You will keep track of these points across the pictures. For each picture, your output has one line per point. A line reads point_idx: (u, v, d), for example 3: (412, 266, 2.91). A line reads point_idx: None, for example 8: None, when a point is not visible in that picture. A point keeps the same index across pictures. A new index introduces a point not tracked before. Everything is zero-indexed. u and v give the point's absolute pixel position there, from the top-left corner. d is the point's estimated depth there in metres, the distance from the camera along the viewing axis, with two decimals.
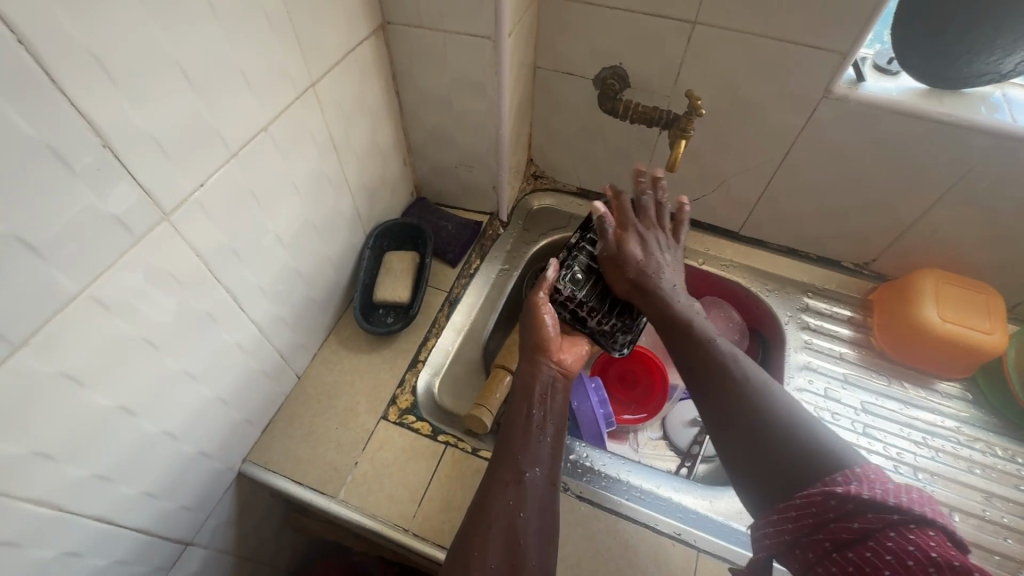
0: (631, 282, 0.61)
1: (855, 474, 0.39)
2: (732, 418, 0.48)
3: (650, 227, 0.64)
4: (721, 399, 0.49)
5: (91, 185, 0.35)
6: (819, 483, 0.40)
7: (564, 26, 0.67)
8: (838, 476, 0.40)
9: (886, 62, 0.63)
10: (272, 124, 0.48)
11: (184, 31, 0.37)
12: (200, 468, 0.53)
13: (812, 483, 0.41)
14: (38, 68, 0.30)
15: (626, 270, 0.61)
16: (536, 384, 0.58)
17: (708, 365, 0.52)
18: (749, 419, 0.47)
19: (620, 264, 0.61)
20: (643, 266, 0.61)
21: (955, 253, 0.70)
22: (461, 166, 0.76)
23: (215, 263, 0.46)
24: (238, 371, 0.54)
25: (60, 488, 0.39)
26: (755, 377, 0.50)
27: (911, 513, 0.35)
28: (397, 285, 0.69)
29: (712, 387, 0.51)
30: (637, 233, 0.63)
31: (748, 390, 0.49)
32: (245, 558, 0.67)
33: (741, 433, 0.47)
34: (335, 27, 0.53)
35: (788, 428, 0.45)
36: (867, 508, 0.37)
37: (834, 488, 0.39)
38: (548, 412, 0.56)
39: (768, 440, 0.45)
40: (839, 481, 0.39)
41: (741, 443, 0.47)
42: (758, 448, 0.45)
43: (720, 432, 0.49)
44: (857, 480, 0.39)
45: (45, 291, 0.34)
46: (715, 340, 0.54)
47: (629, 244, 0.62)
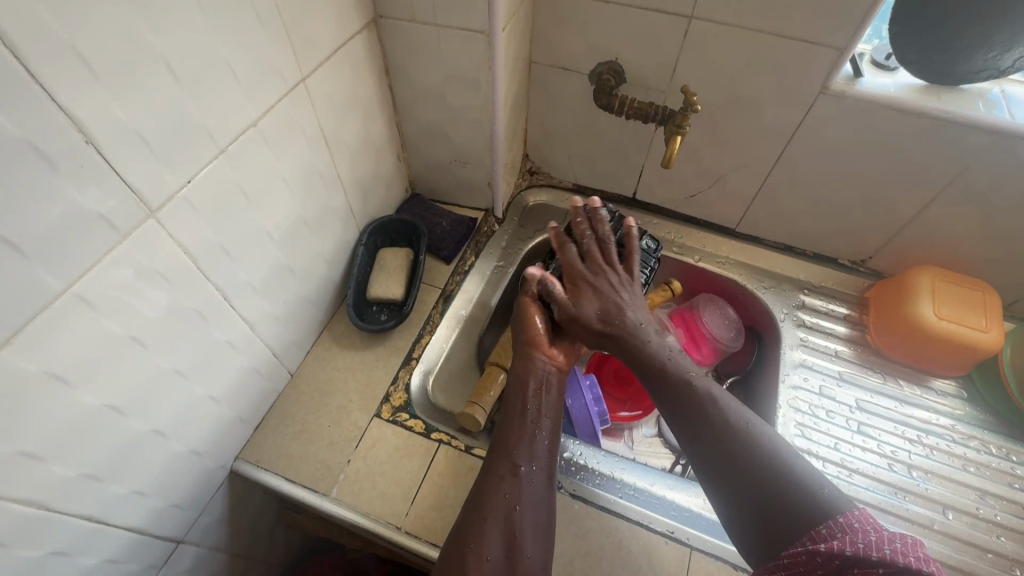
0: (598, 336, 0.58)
1: (841, 525, 0.40)
2: (714, 460, 0.48)
3: (599, 271, 0.61)
4: (706, 441, 0.49)
5: (76, 183, 0.34)
6: (806, 537, 0.40)
7: (559, 20, 0.67)
8: (823, 529, 0.40)
9: (884, 57, 0.62)
10: (262, 120, 0.48)
11: (169, 24, 0.36)
12: (191, 465, 0.52)
13: (801, 537, 0.41)
14: (18, 63, 0.29)
15: (588, 326, 0.58)
16: (532, 377, 0.57)
17: (692, 404, 0.51)
18: (734, 464, 0.46)
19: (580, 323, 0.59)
20: (602, 313, 0.58)
21: (952, 250, 0.69)
22: (456, 162, 0.76)
23: (204, 260, 0.46)
24: (230, 369, 0.53)
25: (47, 488, 0.39)
26: (738, 415, 0.49)
27: (895, 565, 0.35)
28: (390, 282, 0.69)
29: (694, 429, 0.50)
30: (587, 285, 0.60)
31: (731, 430, 0.48)
32: (239, 555, 0.67)
33: (725, 477, 0.47)
34: (326, 20, 0.52)
35: (770, 472, 0.45)
36: (852, 563, 0.37)
37: (819, 545, 0.39)
38: (545, 404, 0.55)
39: (753, 487, 0.45)
40: (825, 535, 0.39)
41: (724, 485, 0.46)
42: (744, 494, 0.45)
43: (705, 477, 0.48)
44: (842, 532, 0.39)
45: (29, 289, 0.33)
46: (694, 381, 0.53)
47: (583, 299, 0.59)
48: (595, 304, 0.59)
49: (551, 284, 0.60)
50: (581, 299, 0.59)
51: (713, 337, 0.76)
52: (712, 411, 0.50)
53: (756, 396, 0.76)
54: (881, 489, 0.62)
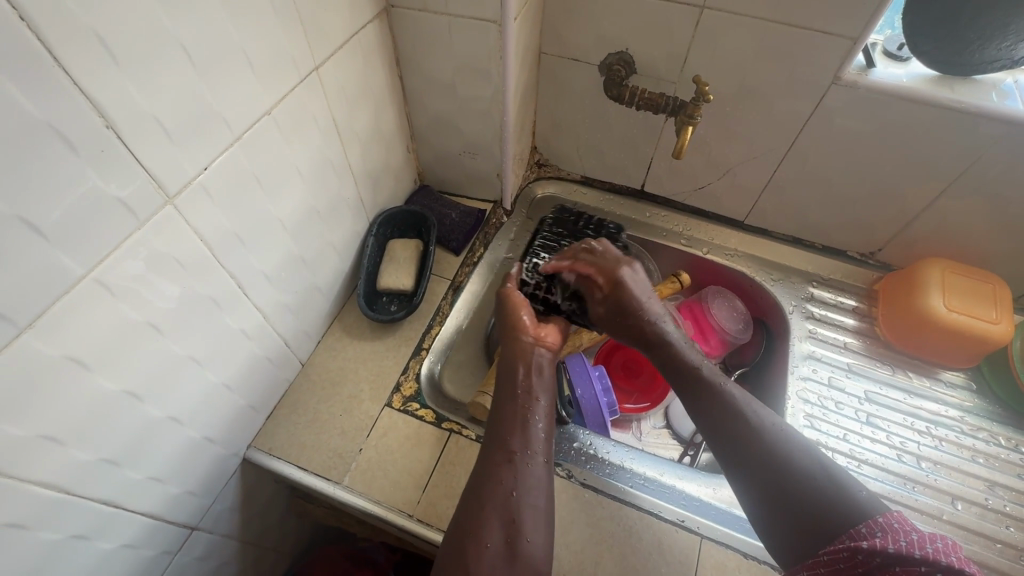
0: (633, 334, 0.58)
1: (879, 523, 0.39)
2: (744, 461, 0.47)
3: (631, 266, 0.61)
4: (734, 442, 0.48)
5: (96, 167, 0.34)
6: (845, 534, 0.40)
7: (570, 11, 0.67)
8: (862, 528, 0.39)
9: (896, 48, 0.62)
10: (276, 108, 0.48)
11: (187, 11, 0.36)
12: (204, 452, 0.53)
13: (839, 535, 0.40)
14: (42, 47, 0.29)
15: (627, 325, 0.58)
16: (521, 361, 0.57)
17: (720, 403, 0.50)
18: (765, 465, 0.46)
19: (620, 321, 0.59)
20: (642, 309, 0.58)
21: (962, 242, 0.69)
22: (465, 153, 0.76)
23: (219, 248, 0.46)
24: (243, 357, 0.54)
25: (67, 472, 0.39)
26: (767, 417, 0.49)
27: (939, 565, 0.35)
28: (400, 273, 0.69)
29: (722, 429, 0.49)
30: (609, 283, 0.60)
31: (762, 432, 0.48)
32: (250, 543, 0.67)
33: (756, 478, 0.46)
34: (339, 8, 0.52)
35: (809, 477, 0.44)
36: (895, 562, 0.36)
37: (860, 542, 0.38)
38: (535, 388, 0.56)
39: (787, 488, 0.44)
40: (863, 533, 0.39)
41: (755, 486, 0.46)
42: (775, 495, 0.44)
43: (734, 478, 0.47)
44: (882, 531, 0.38)
45: (49, 273, 0.34)
46: (725, 384, 0.52)
47: (624, 296, 0.59)
48: (637, 298, 0.58)
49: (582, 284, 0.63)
50: (622, 295, 0.59)
51: (722, 328, 0.76)
52: (741, 412, 0.49)
53: (764, 388, 0.76)
54: (890, 479, 0.62)
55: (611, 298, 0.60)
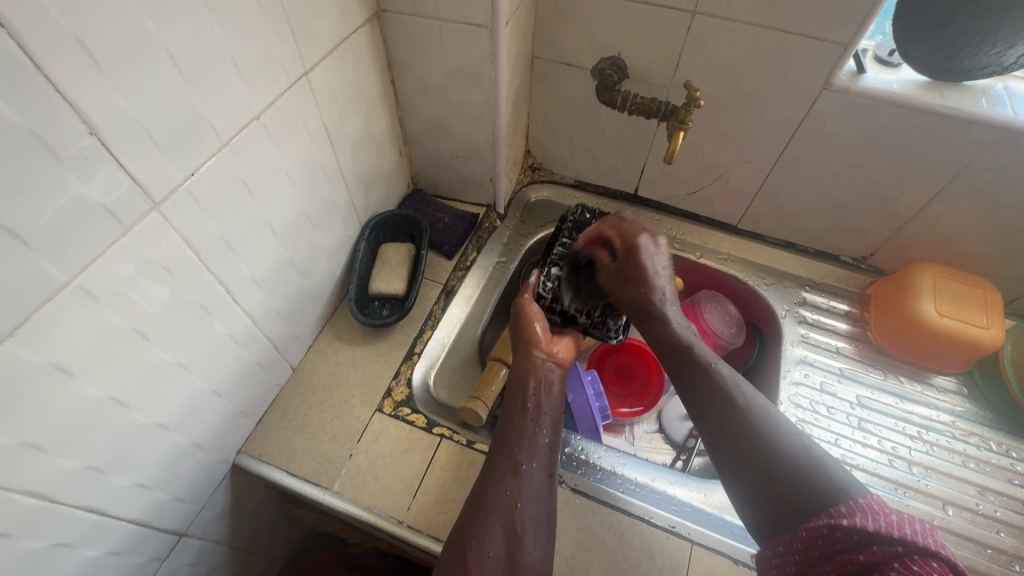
0: (633, 305, 0.58)
1: (860, 504, 0.39)
2: (727, 437, 0.46)
3: (650, 237, 0.61)
4: (723, 432, 0.47)
5: (79, 174, 0.34)
6: (824, 513, 0.39)
7: (562, 16, 0.67)
8: (842, 507, 0.39)
9: (887, 54, 0.61)
10: (265, 113, 0.48)
11: (172, 16, 0.36)
12: (193, 458, 0.52)
13: (819, 513, 0.40)
14: (24, 54, 0.29)
15: (630, 288, 0.58)
16: (531, 375, 0.58)
17: (711, 391, 0.49)
18: (754, 452, 0.45)
19: (627, 287, 0.59)
20: (645, 276, 0.58)
21: (954, 247, 0.70)
22: (458, 157, 0.76)
23: (207, 253, 0.46)
24: (231, 362, 0.53)
25: (51, 480, 0.39)
26: (755, 400, 0.48)
27: (916, 546, 0.35)
28: (392, 277, 0.69)
29: (716, 420, 0.48)
30: (626, 250, 0.60)
31: (749, 413, 0.47)
32: (239, 549, 0.67)
33: (745, 465, 0.45)
34: (328, 13, 0.52)
35: (793, 457, 0.43)
36: (872, 540, 0.36)
37: (839, 520, 0.38)
38: (545, 403, 0.56)
39: (775, 474, 0.43)
40: (843, 512, 0.39)
41: (745, 475, 0.45)
42: (762, 482, 0.43)
43: (724, 467, 0.46)
44: (861, 510, 0.38)
45: (34, 281, 0.33)
46: (715, 364, 0.51)
47: (632, 260, 0.59)
48: (644, 264, 0.58)
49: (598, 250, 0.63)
50: (630, 259, 0.59)
51: (715, 332, 0.76)
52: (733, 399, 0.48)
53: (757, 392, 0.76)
54: (882, 485, 0.62)
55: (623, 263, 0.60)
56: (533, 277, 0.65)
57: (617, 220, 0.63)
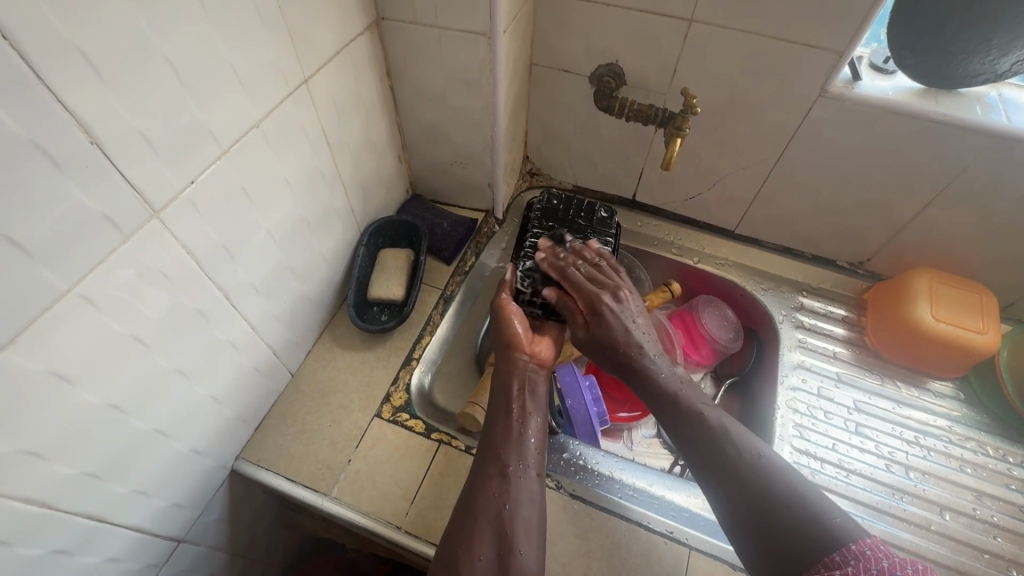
0: (616, 363, 0.56)
1: (854, 551, 0.39)
2: (722, 484, 0.47)
3: (613, 296, 0.58)
4: (707, 455, 0.49)
5: (80, 183, 0.34)
6: (821, 564, 0.40)
7: (560, 23, 0.67)
8: (837, 556, 0.39)
9: (882, 61, 0.62)
10: (264, 121, 0.48)
11: (172, 26, 0.37)
12: (191, 464, 0.52)
13: (816, 564, 0.40)
14: (25, 65, 0.30)
15: (603, 352, 0.56)
16: (514, 379, 0.57)
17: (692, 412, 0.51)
18: (737, 475, 0.47)
19: (601, 349, 0.56)
20: (624, 337, 0.55)
21: (950, 252, 0.70)
22: (457, 163, 0.76)
23: (207, 260, 0.46)
24: (229, 368, 0.53)
25: (49, 487, 0.39)
26: (749, 443, 0.49)
27: None
28: (391, 283, 0.69)
29: (699, 445, 0.49)
30: (597, 310, 0.57)
31: (742, 458, 0.47)
32: (237, 555, 0.67)
33: (730, 490, 0.46)
34: (328, 22, 0.53)
35: (786, 502, 0.44)
36: None
37: (834, 571, 0.38)
38: (531, 404, 0.55)
39: (758, 497, 0.45)
40: (837, 562, 0.39)
41: (731, 500, 0.46)
42: (747, 507, 0.45)
43: (715, 498, 0.48)
44: (855, 558, 0.38)
45: (35, 289, 0.34)
46: (705, 413, 0.51)
47: (601, 325, 0.57)
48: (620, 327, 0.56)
49: (563, 305, 0.60)
50: (600, 324, 0.57)
51: (712, 337, 0.77)
52: (714, 423, 0.50)
53: (756, 396, 0.76)
54: (880, 490, 0.62)
55: (594, 323, 0.57)
56: (509, 275, 0.66)
57: (580, 278, 0.60)
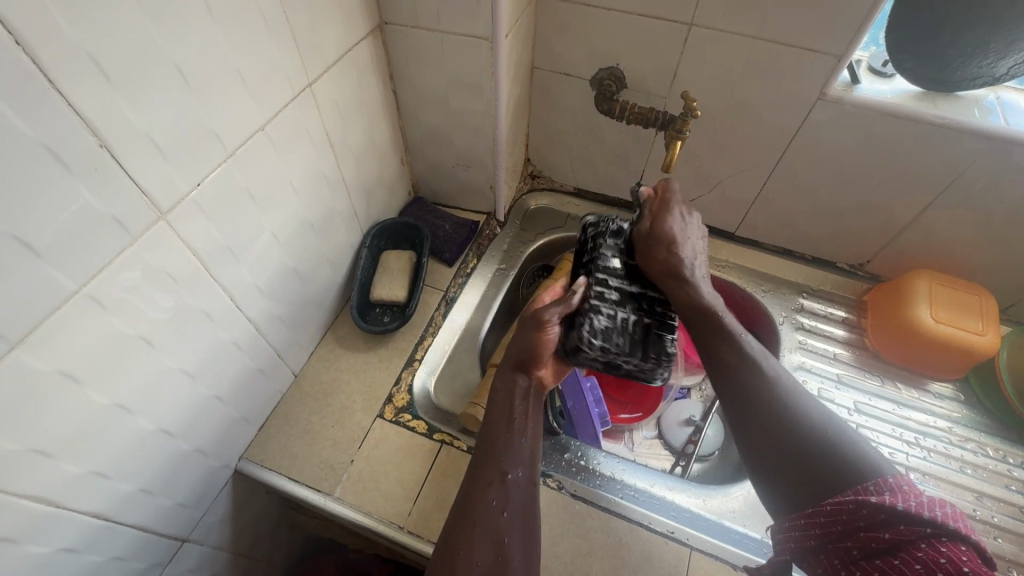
0: (664, 264, 0.56)
1: (888, 483, 0.38)
2: (751, 411, 0.47)
3: (686, 209, 0.61)
4: (742, 404, 0.48)
5: (90, 185, 0.35)
6: (851, 489, 0.39)
7: (561, 27, 0.68)
8: (870, 485, 0.39)
9: (880, 64, 0.63)
10: (270, 124, 0.49)
11: (180, 30, 0.37)
12: (197, 464, 0.53)
13: (845, 489, 0.40)
14: (37, 69, 0.30)
15: (658, 246, 0.58)
16: (516, 390, 0.56)
17: (734, 365, 0.50)
18: (768, 401, 0.47)
19: (655, 243, 0.58)
20: (678, 242, 0.57)
21: (950, 254, 0.70)
22: (458, 165, 0.77)
23: (213, 262, 0.47)
24: (234, 368, 0.54)
25: (55, 485, 0.39)
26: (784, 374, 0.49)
27: (944, 529, 0.35)
28: (393, 284, 0.70)
29: (730, 373, 0.50)
30: (676, 215, 0.60)
31: (775, 388, 0.47)
32: (240, 555, 0.67)
33: (764, 429, 0.46)
34: (332, 26, 0.53)
35: (817, 430, 0.44)
36: (900, 520, 0.36)
37: (867, 497, 0.38)
38: (529, 413, 0.56)
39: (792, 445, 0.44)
40: (871, 490, 0.38)
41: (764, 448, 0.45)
42: (781, 453, 0.44)
43: (741, 429, 0.48)
44: (890, 489, 0.38)
45: (45, 289, 0.34)
46: (744, 338, 0.52)
47: (668, 219, 0.59)
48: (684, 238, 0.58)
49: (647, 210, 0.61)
50: (666, 216, 0.59)
51: None
52: (762, 374, 0.49)
53: None
54: None
55: (664, 219, 0.59)
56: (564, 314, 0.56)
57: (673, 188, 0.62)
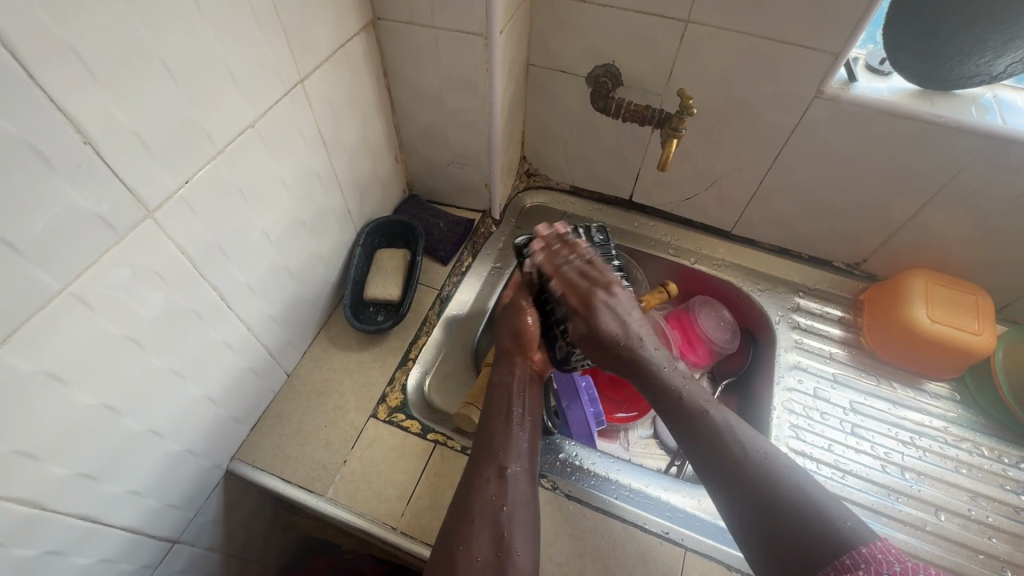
0: (619, 358, 0.58)
1: (864, 554, 0.40)
2: (729, 486, 0.48)
3: (606, 290, 0.60)
4: (722, 478, 0.49)
5: (75, 183, 0.34)
6: (831, 565, 0.40)
7: (556, 23, 0.67)
8: (847, 558, 0.40)
9: (878, 62, 0.62)
10: (260, 121, 0.48)
11: (167, 26, 0.37)
12: (187, 465, 0.52)
13: (825, 564, 0.41)
14: (17, 64, 0.29)
15: (607, 347, 0.58)
16: (515, 380, 0.58)
17: (709, 435, 0.51)
18: (742, 473, 0.48)
19: (600, 343, 0.58)
20: (622, 336, 0.58)
21: (947, 253, 0.70)
22: (454, 163, 0.76)
23: (202, 261, 0.46)
24: (225, 368, 0.53)
25: (41, 488, 0.39)
26: (757, 444, 0.50)
27: None
28: (387, 283, 0.69)
29: (703, 443, 0.51)
30: (601, 304, 0.59)
31: (750, 459, 0.48)
32: (233, 555, 0.66)
33: (741, 505, 0.47)
34: (324, 21, 0.53)
35: (798, 506, 0.45)
36: None
37: (847, 575, 0.39)
38: (528, 404, 0.57)
39: (759, 495, 0.46)
40: (850, 565, 0.40)
41: (736, 500, 0.47)
42: (768, 528, 0.45)
43: (721, 500, 0.49)
44: (866, 562, 0.39)
45: (27, 289, 0.33)
46: (709, 410, 0.52)
47: (600, 320, 0.58)
48: (619, 324, 0.58)
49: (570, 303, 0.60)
50: (596, 317, 0.58)
51: (710, 339, 0.78)
52: (733, 445, 0.49)
53: (751, 397, 0.77)
54: (874, 490, 0.62)
55: (596, 321, 0.58)
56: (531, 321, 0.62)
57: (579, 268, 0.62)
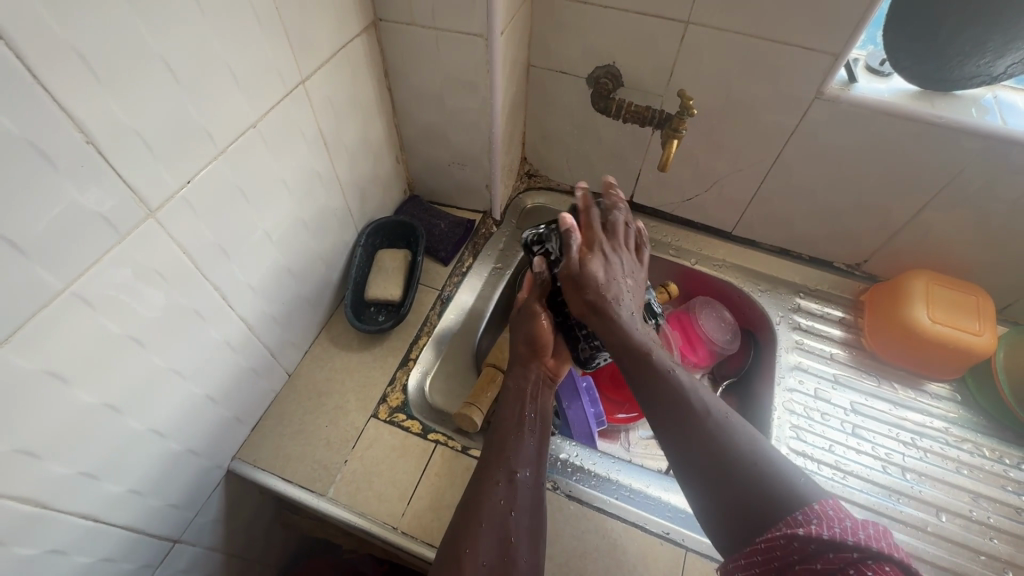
0: (587, 303, 0.56)
1: (815, 510, 0.38)
2: (686, 447, 0.46)
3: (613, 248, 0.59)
4: (681, 439, 0.47)
5: (77, 183, 0.34)
6: (781, 523, 0.39)
7: (557, 25, 0.67)
8: (799, 515, 0.39)
9: (878, 64, 0.63)
10: (261, 121, 0.48)
11: (169, 26, 0.37)
12: (188, 464, 0.53)
13: (776, 523, 0.39)
14: (20, 64, 0.30)
15: (585, 289, 0.56)
16: (528, 385, 0.59)
17: (669, 398, 0.49)
18: (700, 434, 0.46)
19: (580, 285, 0.56)
20: (603, 290, 0.55)
21: (947, 254, 0.70)
22: (454, 164, 0.76)
23: (203, 260, 0.46)
24: (226, 368, 0.54)
25: (42, 487, 0.39)
26: (715, 407, 0.48)
27: (870, 551, 0.35)
28: (388, 283, 0.69)
29: (662, 403, 0.49)
30: (602, 253, 0.58)
31: (708, 421, 0.47)
32: (233, 555, 0.66)
33: (698, 467, 0.45)
34: (325, 22, 0.53)
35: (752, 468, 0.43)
36: (827, 549, 0.36)
37: (795, 529, 0.38)
38: (539, 410, 0.58)
39: (732, 482, 0.43)
40: (800, 520, 0.38)
41: (706, 487, 0.44)
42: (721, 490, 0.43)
43: (678, 462, 0.47)
44: (817, 517, 0.38)
45: (29, 287, 0.34)
46: (672, 370, 0.51)
47: (591, 263, 0.57)
48: (612, 283, 0.56)
49: (570, 238, 0.57)
50: (594, 259, 0.57)
51: (711, 340, 0.77)
52: (693, 407, 0.48)
53: (752, 398, 0.76)
54: (876, 491, 0.62)
55: (590, 261, 0.57)
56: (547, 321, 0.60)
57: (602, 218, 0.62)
